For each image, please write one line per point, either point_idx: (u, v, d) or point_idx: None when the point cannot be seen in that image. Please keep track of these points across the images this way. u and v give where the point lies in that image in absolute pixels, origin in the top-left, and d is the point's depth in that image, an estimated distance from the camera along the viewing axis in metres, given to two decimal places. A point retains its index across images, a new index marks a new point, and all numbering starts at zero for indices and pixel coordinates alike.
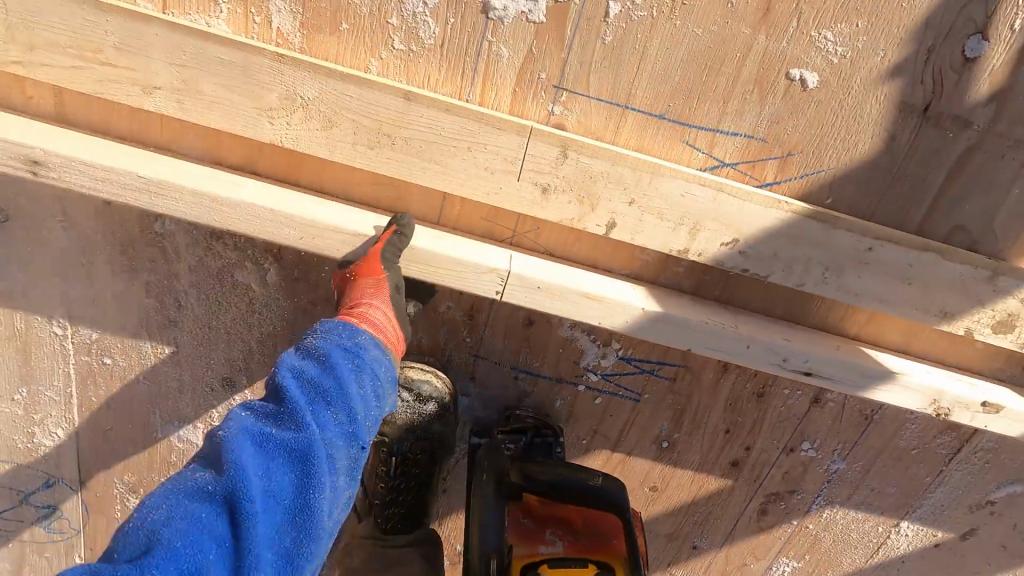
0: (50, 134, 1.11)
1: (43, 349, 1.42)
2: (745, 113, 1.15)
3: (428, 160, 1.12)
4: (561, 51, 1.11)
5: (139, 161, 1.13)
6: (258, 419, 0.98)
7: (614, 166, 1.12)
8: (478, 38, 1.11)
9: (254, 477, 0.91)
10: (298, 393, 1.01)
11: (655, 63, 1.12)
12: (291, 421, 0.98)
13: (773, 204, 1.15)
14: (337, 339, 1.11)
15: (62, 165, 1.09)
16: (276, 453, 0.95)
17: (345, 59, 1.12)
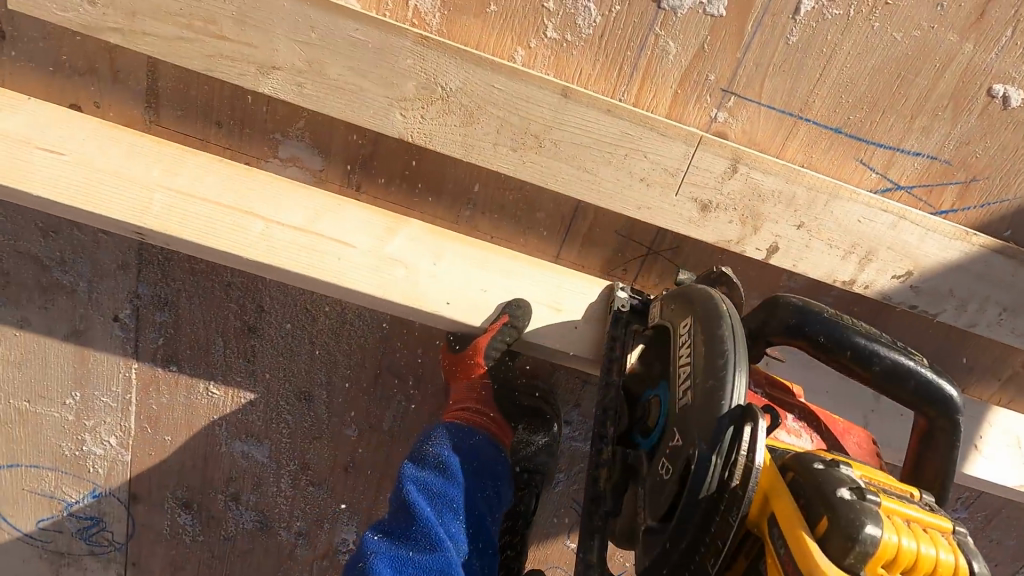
0: (133, 183, 0.96)
1: (104, 352, 1.28)
2: (932, 131, 1.02)
3: (577, 167, 0.98)
4: (737, 51, 0.97)
5: (231, 223, 0.97)
6: (394, 539, 1.01)
7: (786, 184, 0.99)
8: (644, 30, 0.96)
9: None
10: (424, 507, 1.02)
11: (842, 69, 0.98)
12: (422, 542, 1.00)
13: (957, 235, 1.03)
14: (449, 439, 1.09)
15: (157, 235, 0.96)
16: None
17: (487, 47, 0.97)
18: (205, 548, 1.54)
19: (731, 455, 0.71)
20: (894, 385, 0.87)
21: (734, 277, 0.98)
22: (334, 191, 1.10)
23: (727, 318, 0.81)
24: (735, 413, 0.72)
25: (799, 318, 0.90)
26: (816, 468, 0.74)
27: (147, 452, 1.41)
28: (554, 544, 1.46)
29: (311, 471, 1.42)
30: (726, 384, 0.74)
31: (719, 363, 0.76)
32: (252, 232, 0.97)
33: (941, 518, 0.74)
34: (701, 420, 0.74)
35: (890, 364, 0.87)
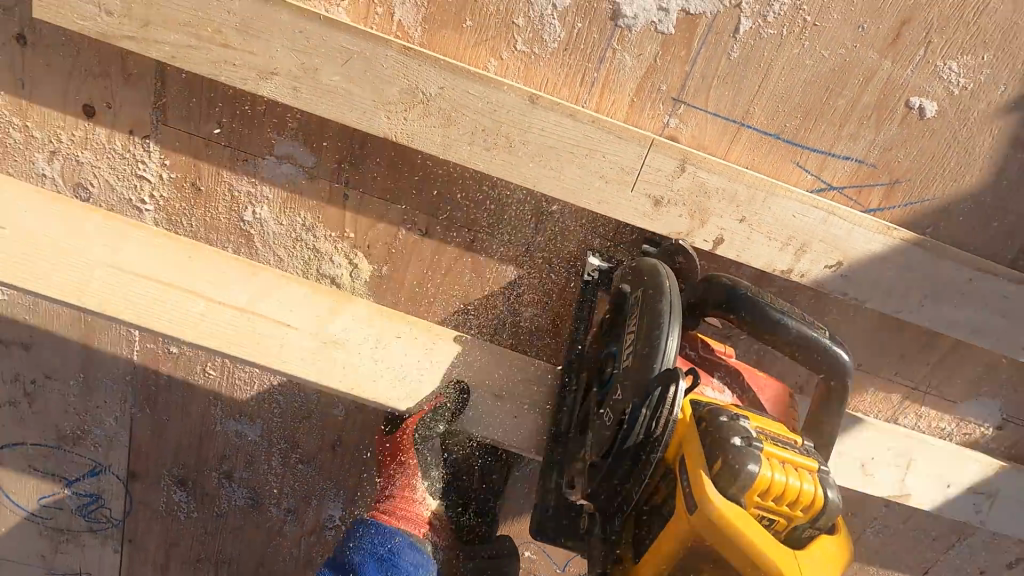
0: (84, 258, 1.03)
1: (108, 334, 1.37)
2: (859, 137, 1.15)
3: (544, 164, 1.10)
4: (685, 64, 1.09)
5: (173, 318, 1.04)
6: None
7: (729, 183, 1.12)
8: (603, 45, 1.08)
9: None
10: None
11: (777, 83, 1.11)
12: (398, 537, 1.15)
13: (881, 230, 1.16)
14: (363, 543, 1.15)
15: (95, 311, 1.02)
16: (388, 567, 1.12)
17: (464, 58, 1.09)
18: (198, 525, 1.63)
19: (657, 409, 0.86)
20: (803, 355, 1.00)
21: (690, 247, 1.13)
22: (325, 186, 1.20)
23: (666, 295, 0.96)
24: (663, 375, 0.88)
25: (726, 295, 1.02)
26: (721, 421, 0.88)
27: (146, 431, 1.50)
28: (527, 518, 1.56)
29: (302, 448, 1.52)
30: (658, 355, 0.90)
31: (655, 335, 0.92)
32: (196, 312, 1.04)
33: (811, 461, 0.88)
34: (637, 382, 0.90)
35: (798, 338, 0.99)
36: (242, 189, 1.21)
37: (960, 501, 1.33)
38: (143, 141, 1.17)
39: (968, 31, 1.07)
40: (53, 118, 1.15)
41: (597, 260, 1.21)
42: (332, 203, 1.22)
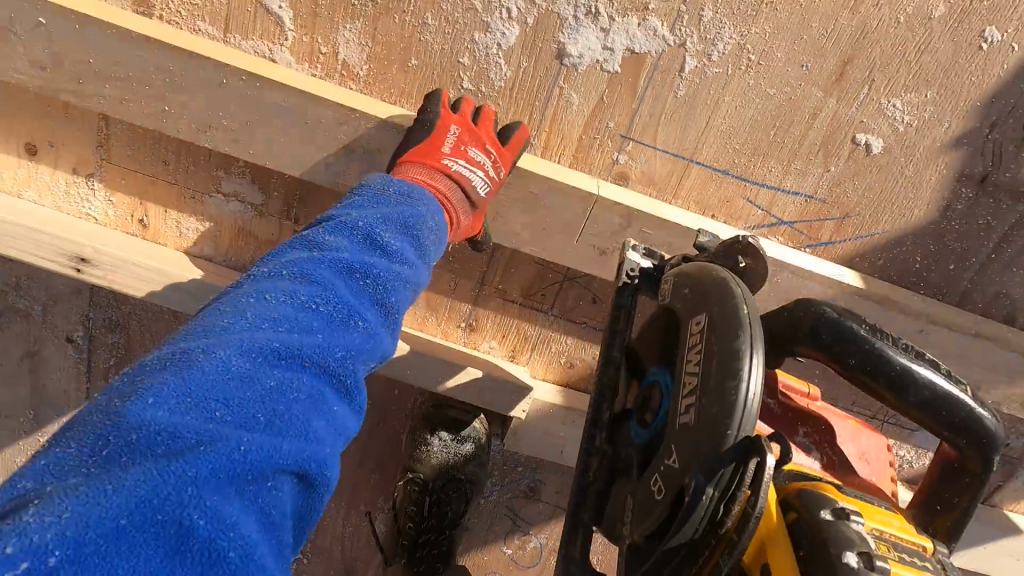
0: (100, 236, 1.13)
1: (57, 371, 1.35)
2: (808, 173, 1.15)
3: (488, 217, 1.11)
4: (632, 102, 1.09)
5: (180, 268, 1.16)
6: (231, 343, 0.62)
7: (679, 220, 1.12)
8: (549, 84, 1.08)
9: (307, 372, 0.66)
10: (220, 365, 0.59)
11: (724, 120, 1.11)
12: (394, 237, 0.87)
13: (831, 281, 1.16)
14: (252, 302, 0.68)
15: (109, 262, 1.11)
16: (352, 285, 0.79)
17: (410, 97, 1.09)
18: None
19: (729, 488, 0.73)
20: (923, 409, 0.87)
21: (761, 245, 0.96)
22: (275, 223, 1.19)
23: (745, 328, 0.77)
24: (742, 447, 0.72)
25: (829, 329, 0.87)
26: (825, 521, 0.79)
27: None
28: (492, 550, 1.55)
29: None
30: (735, 413, 0.72)
31: (730, 388, 0.73)
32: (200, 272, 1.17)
33: (923, 539, 0.84)
34: (709, 455, 0.72)
35: (907, 380, 0.86)
36: (190, 228, 1.20)
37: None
38: (87, 180, 1.15)
39: (911, 70, 1.07)
40: None
41: (641, 260, 1.05)
42: (283, 240, 1.21)
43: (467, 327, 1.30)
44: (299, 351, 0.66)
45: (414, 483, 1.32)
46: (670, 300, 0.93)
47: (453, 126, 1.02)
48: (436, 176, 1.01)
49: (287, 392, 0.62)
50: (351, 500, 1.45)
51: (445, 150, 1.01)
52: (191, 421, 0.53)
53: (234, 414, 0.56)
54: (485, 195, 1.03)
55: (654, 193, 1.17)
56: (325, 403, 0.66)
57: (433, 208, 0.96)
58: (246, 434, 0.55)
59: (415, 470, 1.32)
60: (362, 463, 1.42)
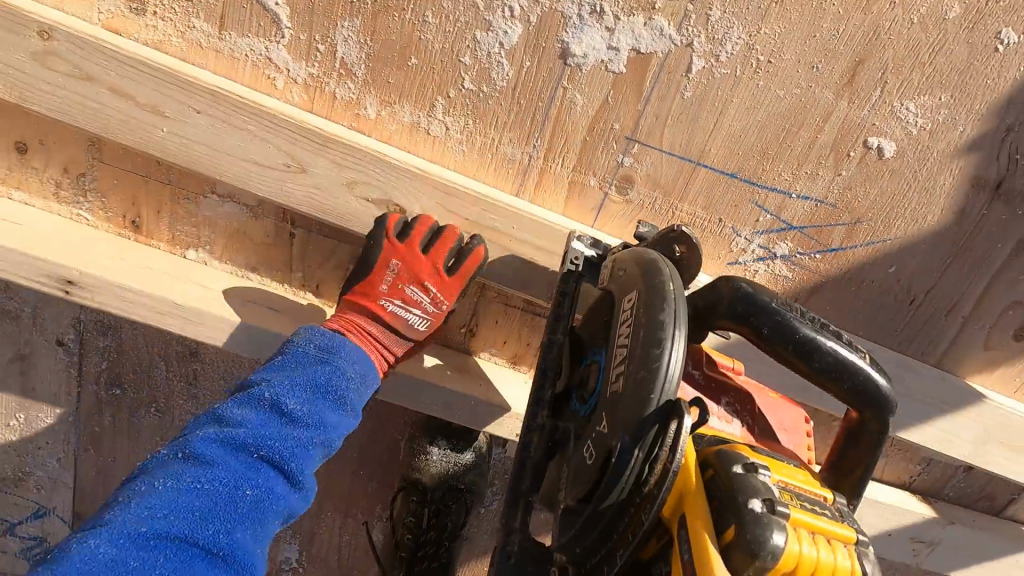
0: (92, 254, 1.10)
1: (48, 375, 1.32)
2: (818, 177, 1.12)
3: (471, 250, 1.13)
4: (638, 103, 1.06)
5: (170, 289, 1.11)
6: (166, 486, 0.79)
7: None
8: (553, 84, 1.05)
9: (223, 515, 0.80)
10: (149, 512, 0.76)
11: (733, 122, 1.08)
12: (324, 382, 1.00)
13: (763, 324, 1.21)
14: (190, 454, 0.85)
15: (98, 286, 1.07)
16: (287, 426, 0.93)
17: (410, 96, 1.06)
18: None
19: (652, 451, 0.78)
20: (828, 374, 0.93)
21: (693, 236, 0.99)
22: (271, 225, 1.16)
23: (671, 301, 0.84)
24: (663, 410, 0.78)
25: (746, 302, 0.94)
26: (736, 475, 0.85)
27: (91, 473, 1.44)
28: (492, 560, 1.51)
29: None
30: (657, 377, 0.79)
31: (654, 354, 0.80)
32: (190, 293, 1.12)
33: (847, 530, 0.86)
34: (628, 417, 0.79)
35: (814, 348, 0.93)
36: (184, 230, 1.18)
37: (888, 545, 1.41)
38: (78, 179, 1.12)
39: (925, 72, 1.04)
40: None
41: (584, 250, 1.09)
42: (279, 242, 1.18)
43: (467, 332, 1.27)
44: (229, 488, 0.83)
45: (412, 492, 1.29)
46: (613, 281, 1.00)
47: (395, 262, 1.08)
48: (374, 317, 1.11)
49: (215, 523, 0.79)
50: (347, 509, 1.42)
51: (383, 289, 1.12)
52: (124, 552, 0.71)
53: (147, 557, 0.72)
54: (422, 327, 1.15)
55: (659, 196, 1.14)
56: (236, 529, 0.81)
57: (354, 360, 1.05)
58: (153, 563, 0.72)
59: (414, 480, 1.28)
60: (359, 472, 1.38)
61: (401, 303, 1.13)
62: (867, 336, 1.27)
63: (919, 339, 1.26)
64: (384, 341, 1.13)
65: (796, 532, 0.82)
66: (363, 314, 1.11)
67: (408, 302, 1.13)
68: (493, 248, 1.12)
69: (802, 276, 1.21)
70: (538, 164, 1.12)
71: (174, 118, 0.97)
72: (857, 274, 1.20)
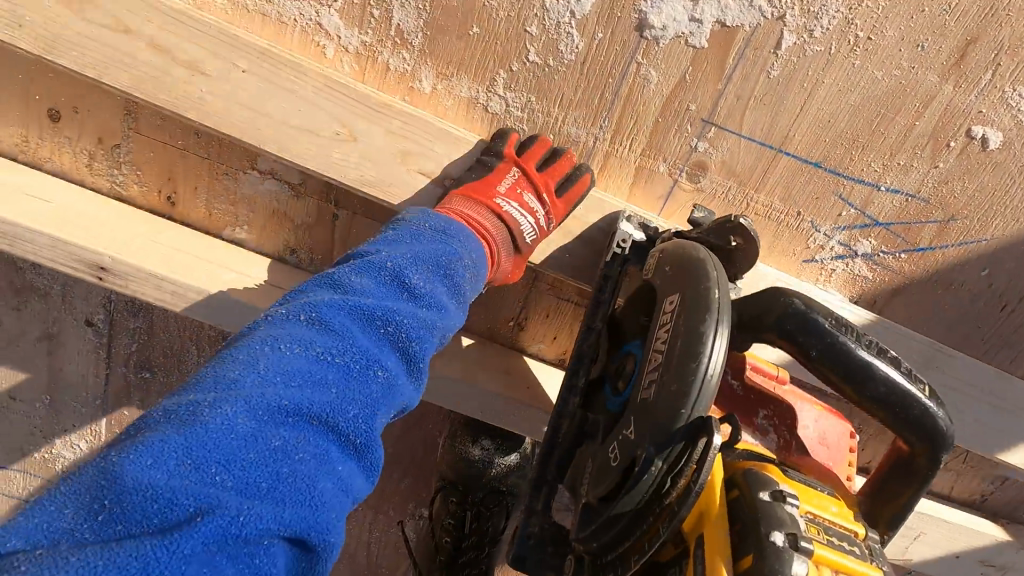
0: (119, 233, 1.01)
1: (75, 355, 1.26)
2: (911, 169, 1.02)
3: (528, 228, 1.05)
4: (718, 82, 0.97)
5: (205, 274, 1.03)
6: (232, 375, 0.56)
7: None
8: (626, 58, 0.96)
9: (315, 432, 0.57)
10: (230, 409, 0.53)
11: (822, 105, 0.98)
12: (424, 279, 0.77)
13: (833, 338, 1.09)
14: (274, 341, 0.61)
15: (129, 272, 0.98)
16: (372, 332, 0.68)
17: (469, 68, 0.97)
18: None
19: (677, 465, 0.66)
20: (879, 407, 0.77)
21: (752, 229, 0.84)
22: (313, 205, 1.09)
23: (715, 306, 0.69)
24: (694, 425, 0.66)
25: (792, 319, 0.77)
26: (761, 501, 0.72)
27: None
28: None
29: None
30: (693, 395, 0.65)
31: (689, 367, 0.66)
32: (227, 277, 1.05)
33: (875, 571, 0.71)
34: (655, 425, 0.67)
35: (865, 374, 0.76)
36: (221, 207, 1.11)
37: (957, 569, 1.31)
38: (112, 151, 1.06)
39: None
40: (9, 120, 1.03)
41: (635, 232, 0.97)
42: (321, 223, 1.11)
43: (515, 325, 1.20)
44: (313, 409, 0.57)
45: (452, 493, 1.22)
46: (649, 276, 0.84)
47: (515, 168, 0.97)
48: (487, 211, 0.94)
49: (295, 456, 0.54)
50: (379, 506, 1.35)
51: (500, 188, 0.95)
52: (190, 485, 0.47)
53: (238, 482, 0.49)
54: (530, 241, 0.99)
55: (734, 186, 1.05)
56: (331, 465, 0.57)
57: (469, 248, 0.87)
58: (249, 511, 0.49)
59: (454, 482, 1.21)
60: (394, 468, 1.32)
61: (518, 209, 0.96)
62: (949, 343, 1.17)
63: (1005, 349, 1.16)
64: (496, 247, 0.95)
65: (817, 573, 0.68)
66: (480, 207, 0.93)
67: (524, 209, 0.97)
68: (554, 234, 1.04)
69: (883, 278, 1.11)
70: (604, 147, 1.03)
71: (220, 84, 0.90)
72: (944, 277, 1.11)
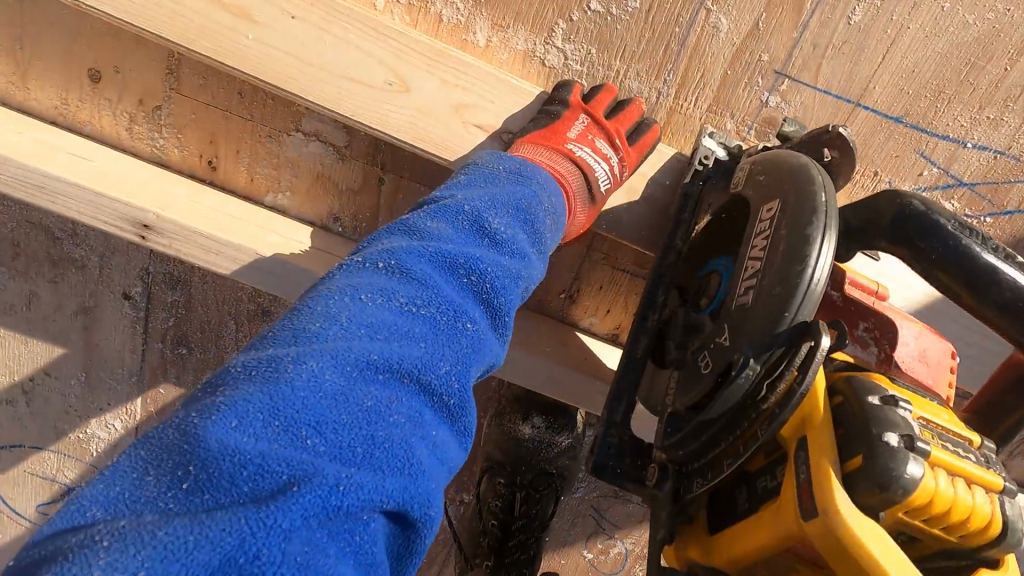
0: (163, 193, 0.98)
1: (112, 331, 1.23)
2: (1002, 124, 0.95)
3: None
4: (794, 29, 0.90)
5: (248, 236, 0.99)
6: (316, 327, 0.51)
7: None
8: (695, 5, 0.90)
9: (407, 390, 0.52)
10: (320, 363, 0.48)
11: (907, 53, 0.91)
12: (505, 224, 0.71)
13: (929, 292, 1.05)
14: (353, 290, 0.55)
15: (174, 231, 0.94)
16: (455, 283, 0.62)
17: (527, 19, 0.92)
18: None
19: (777, 369, 0.67)
20: (1001, 314, 0.74)
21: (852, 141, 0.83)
22: (359, 170, 1.05)
23: (821, 212, 0.68)
24: (797, 330, 0.67)
25: (910, 219, 0.77)
26: (871, 405, 0.71)
27: None
28: (572, 553, 1.38)
29: None
30: (798, 295, 0.65)
31: (794, 272, 0.66)
32: (270, 240, 1.00)
33: (994, 476, 0.72)
34: (757, 328, 0.67)
35: (987, 277, 0.74)
36: (264, 172, 1.07)
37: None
38: (154, 113, 1.02)
39: None
40: (48, 81, 0.99)
41: (718, 149, 0.93)
42: (366, 188, 1.07)
43: (567, 297, 1.14)
44: (403, 365, 0.52)
45: (500, 474, 1.16)
46: (739, 188, 0.82)
47: (583, 114, 0.91)
48: (561, 157, 0.88)
49: (387, 418, 0.48)
50: None
51: (571, 134, 0.89)
52: (281, 450, 0.42)
53: (331, 445, 0.44)
54: (605, 189, 0.91)
55: None
56: (425, 427, 0.52)
57: (548, 188, 0.81)
58: (348, 472, 0.44)
59: (503, 461, 1.16)
60: None
61: (591, 155, 0.90)
62: None
63: None
64: (575, 195, 0.87)
65: (936, 473, 0.68)
66: (552, 155, 0.87)
67: (596, 156, 0.90)
68: (618, 196, 0.97)
69: None
70: (668, 103, 0.98)
71: (267, 28, 0.85)
72: None
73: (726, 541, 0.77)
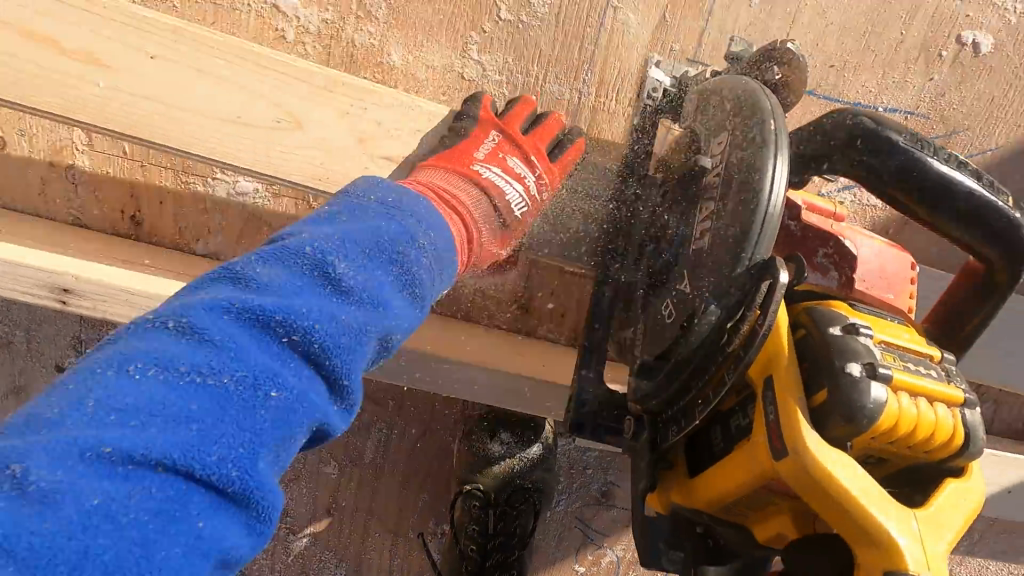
0: (84, 252, 0.92)
1: None
2: (908, 85, 0.98)
3: None
4: (699, 19, 0.94)
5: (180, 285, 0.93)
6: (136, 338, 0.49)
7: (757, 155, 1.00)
8: (602, 5, 0.93)
9: (235, 393, 0.48)
10: (124, 375, 0.46)
11: (809, 29, 0.95)
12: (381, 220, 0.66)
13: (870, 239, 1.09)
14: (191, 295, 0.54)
15: (96, 291, 0.88)
16: (304, 296, 0.55)
17: (441, 34, 0.93)
18: None
19: (737, 313, 0.65)
20: (958, 220, 0.74)
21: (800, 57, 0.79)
22: (292, 205, 1.03)
23: (774, 139, 0.63)
24: (755, 270, 0.63)
25: (865, 139, 0.72)
26: (833, 336, 0.70)
27: None
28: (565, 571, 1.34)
29: (287, 526, 1.24)
30: (753, 235, 0.62)
31: (749, 207, 0.62)
32: None
33: (953, 389, 0.72)
34: (716, 270, 0.65)
35: (944, 189, 0.72)
36: (192, 220, 1.03)
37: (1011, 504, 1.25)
38: (67, 173, 0.99)
39: None
40: None
41: (664, 79, 0.92)
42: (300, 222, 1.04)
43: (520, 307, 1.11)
44: (226, 369, 0.48)
45: (475, 498, 1.13)
46: (693, 124, 0.78)
47: (493, 132, 0.88)
48: (463, 179, 0.83)
49: (199, 425, 0.46)
50: (398, 526, 1.25)
51: (479, 155, 0.85)
52: (60, 463, 0.41)
53: (120, 458, 0.42)
54: (519, 212, 0.86)
55: None
56: (257, 431, 0.48)
57: (441, 228, 0.72)
58: (128, 486, 0.42)
59: (476, 483, 1.13)
60: (410, 479, 1.22)
61: (502, 175, 0.85)
62: None
63: None
64: (480, 217, 0.82)
65: (897, 397, 0.68)
66: (450, 177, 0.82)
67: (509, 174, 0.86)
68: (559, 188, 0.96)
69: None
70: (591, 104, 0.97)
71: (171, 65, 0.82)
72: None
73: (702, 488, 0.76)
